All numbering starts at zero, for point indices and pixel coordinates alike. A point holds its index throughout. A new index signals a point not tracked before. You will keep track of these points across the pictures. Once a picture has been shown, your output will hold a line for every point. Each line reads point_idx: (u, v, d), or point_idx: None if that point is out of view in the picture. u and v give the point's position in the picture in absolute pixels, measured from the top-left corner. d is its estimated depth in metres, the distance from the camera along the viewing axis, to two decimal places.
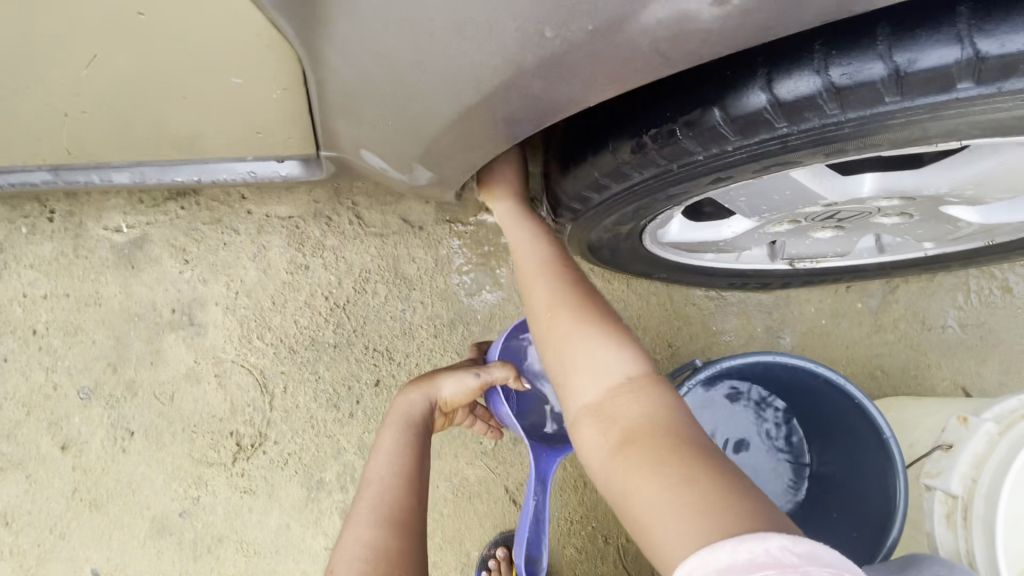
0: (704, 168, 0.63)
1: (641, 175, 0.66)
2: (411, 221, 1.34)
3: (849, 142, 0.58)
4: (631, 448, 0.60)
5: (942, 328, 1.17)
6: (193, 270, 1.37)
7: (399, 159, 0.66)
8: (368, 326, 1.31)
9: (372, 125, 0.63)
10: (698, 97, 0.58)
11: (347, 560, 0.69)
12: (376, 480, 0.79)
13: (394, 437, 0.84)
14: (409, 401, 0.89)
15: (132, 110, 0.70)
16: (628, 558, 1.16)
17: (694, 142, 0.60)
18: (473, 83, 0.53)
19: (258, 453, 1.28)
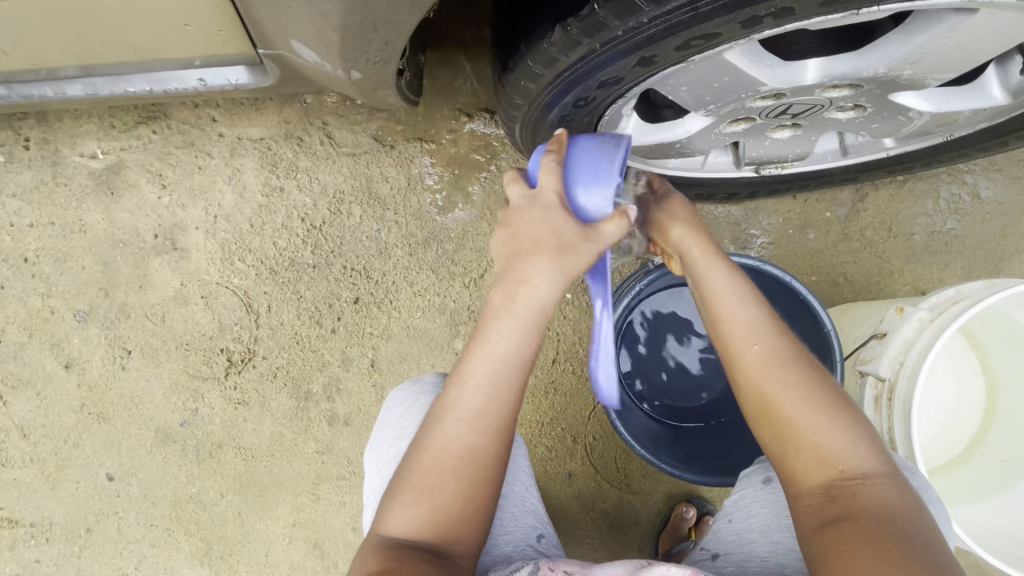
0: (625, 47, 0.60)
1: (569, 58, 0.62)
2: (383, 140, 1.34)
3: (753, 10, 0.55)
4: (845, 499, 0.63)
5: (908, 236, 1.17)
6: (171, 195, 1.39)
7: (326, 45, 0.66)
8: (345, 245, 1.34)
9: (288, 7, 0.62)
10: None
11: (440, 435, 0.66)
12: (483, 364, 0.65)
13: (500, 322, 0.65)
14: (534, 277, 0.65)
15: (58, 7, 0.69)
16: (594, 455, 1.25)
17: (610, 14, 0.57)
18: None
19: (248, 367, 1.36)
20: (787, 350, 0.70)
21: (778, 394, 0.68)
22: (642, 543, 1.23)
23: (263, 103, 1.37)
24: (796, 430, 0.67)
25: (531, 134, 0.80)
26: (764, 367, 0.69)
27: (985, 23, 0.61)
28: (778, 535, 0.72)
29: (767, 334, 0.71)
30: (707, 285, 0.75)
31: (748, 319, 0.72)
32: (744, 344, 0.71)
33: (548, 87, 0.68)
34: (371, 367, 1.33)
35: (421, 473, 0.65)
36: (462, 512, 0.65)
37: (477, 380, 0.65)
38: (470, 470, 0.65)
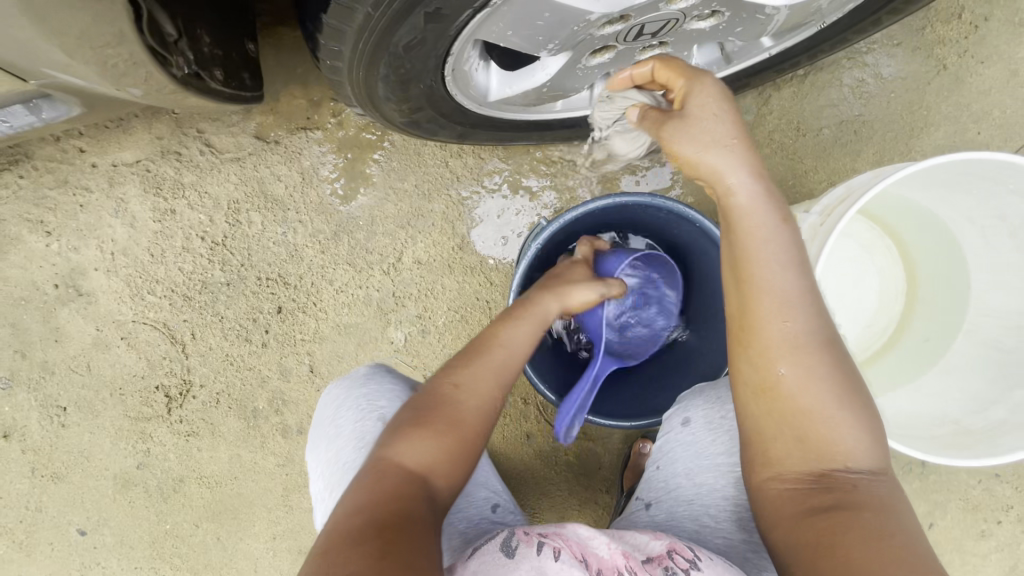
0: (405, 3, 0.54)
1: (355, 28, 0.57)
2: (265, 136, 1.25)
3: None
4: (845, 497, 0.60)
5: (817, 132, 1.13)
6: (59, 240, 1.30)
7: None
8: (254, 256, 1.27)
9: None
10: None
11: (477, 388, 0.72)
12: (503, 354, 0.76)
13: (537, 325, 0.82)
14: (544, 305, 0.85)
15: None
16: (548, 412, 1.25)
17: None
18: None
19: (189, 399, 1.33)
20: (821, 332, 0.64)
21: (797, 378, 0.63)
22: (609, 485, 1.26)
23: (128, 122, 1.26)
24: (818, 406, 0.63)
25: (375, 111, 0.74)
26: (787, 349, 0.64)
27: None
28: (701, 476, 0.73)
29: (802, 312, 0.65)
30: (742, 245, 0.66)
31: (781, 294, 0.64)
32: (778, 317, 0.64)
33: (351, 56, 0.62)
34: (311, 372, 1.29)
35: (443, 408, 0.69)
36: (454, 461, 0.67)
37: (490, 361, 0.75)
38: (475, 428, 0.70)
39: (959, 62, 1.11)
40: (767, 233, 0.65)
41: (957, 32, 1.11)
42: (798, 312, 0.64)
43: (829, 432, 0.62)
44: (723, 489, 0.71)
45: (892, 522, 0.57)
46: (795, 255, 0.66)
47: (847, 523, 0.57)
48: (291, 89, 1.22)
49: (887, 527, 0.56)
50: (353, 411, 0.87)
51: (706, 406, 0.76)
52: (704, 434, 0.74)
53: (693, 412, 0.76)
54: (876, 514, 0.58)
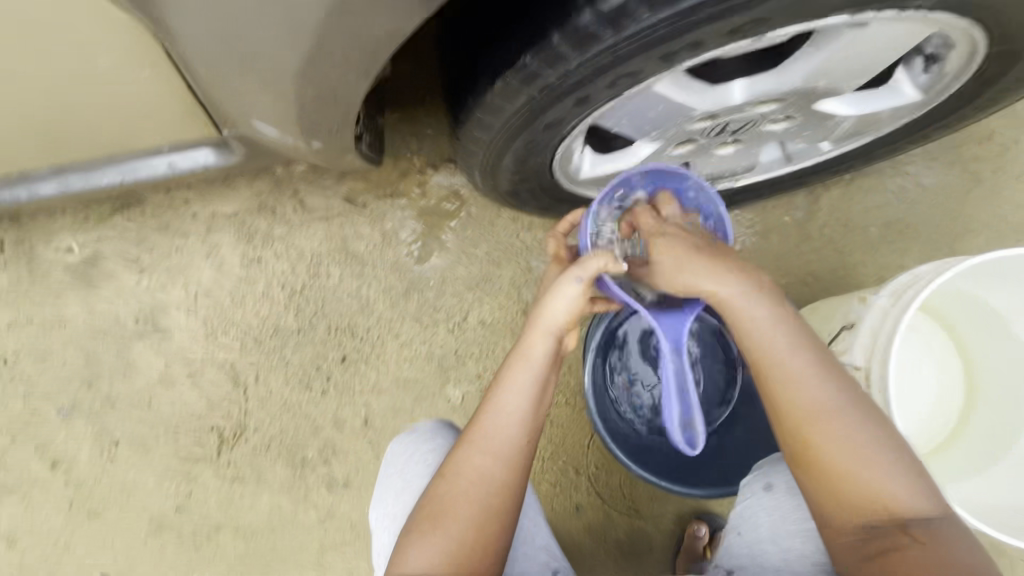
0: (559, 92, 0.65)
1: (513, 107, 0.68)
2: (354, 200, 1.38)
3: (673, 46, 0.61)
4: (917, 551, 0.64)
5: (865, 229, 1.23)
6: (149, 278, 1.40)
7: (279, 121, 0.75)
8: (328, 307, 1.35)
9: (241, 91, 0.71)
10: (530, 22, 0.61)
11: (477, 474, 0.69)
12: (503, 421, 0.72)
13: (532, 371, 0.72)
14: (540, 339, 0.74)
15: (37, 112, 0.78)
16: (599, 484, 1.24)
17: (541, 64, 0.62)
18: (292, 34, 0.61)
19: (241, 442, 1.34)
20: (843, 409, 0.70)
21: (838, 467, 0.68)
22: (660, 570, 1.21)
23: (233, 179, 1.41)
24: (871, 474, 0.67)
25: (491, 178, 0.84)
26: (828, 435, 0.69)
27: (877, 32, 0.66)
28: (789, 542, 0.74)
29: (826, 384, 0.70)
30: (785, 390, 0.70)
31: (790, 373, 0.71)
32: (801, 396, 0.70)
33: (498, 131, 0.72)
34: (365, 424, 1.32)
35: (441, 503, 0.69)
36: (471, 553, 0.67)
37: (489, 429, 0.71)
38: (489, 508, 0.68)
39: (994, 177, 1.22)
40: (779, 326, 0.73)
41: (989, 151, 1.23)
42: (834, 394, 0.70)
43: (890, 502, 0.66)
44: (813, 555, 0.73)
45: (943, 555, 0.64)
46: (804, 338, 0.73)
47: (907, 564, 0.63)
48: (384, 161, 1.37)
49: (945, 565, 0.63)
50: (426, 461, 0.81)
51: (790, 472, 0.78)
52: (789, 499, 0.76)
53: (776, 479, 0.79)
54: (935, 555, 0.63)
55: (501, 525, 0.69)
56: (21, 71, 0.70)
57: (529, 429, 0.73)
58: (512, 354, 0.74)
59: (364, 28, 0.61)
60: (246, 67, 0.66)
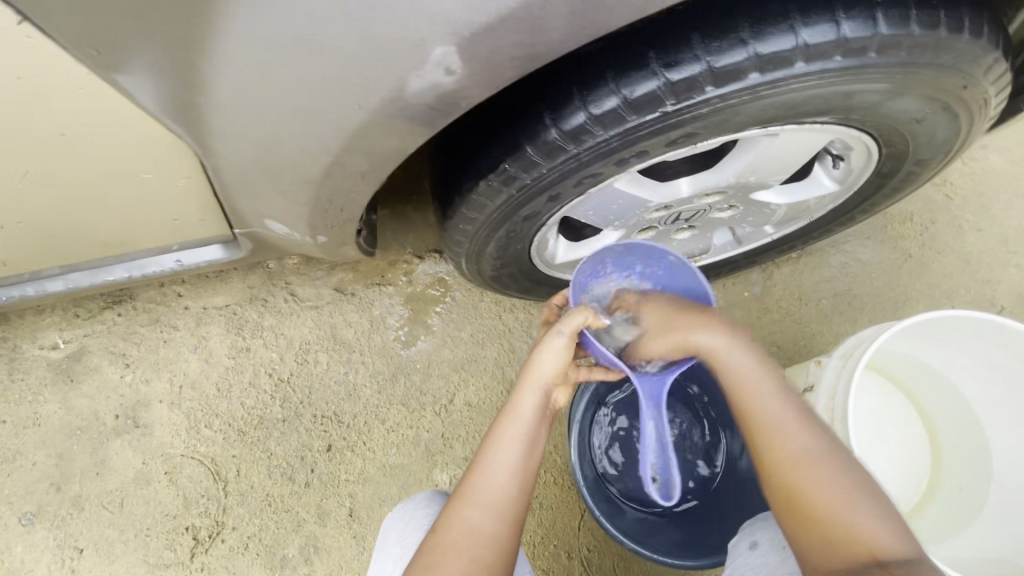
0: (534, 192, 0.77)
1: (495, 205, 0.79)
2: (343, 289, 1.45)
3: (626, 153, 0.74)
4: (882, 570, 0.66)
5: (817, 301, 1.34)
6: (134, 372, 1.41)
7: (292, 218, 0.85)
8: (314, 394, 1.37)
9: (261, 195, 0.81)
10: (507, 136, 0.74)
11: (466, 531, 0.70)
12: (493, 476, 0.73)
13: (523, 424, 0.76)
14: (529, 394, 0.78)
15: (62, 217, 0.85)
16: (592, 568, 1.21)
17: (518, 169, 0.74)
18: (315, 148, 0.72)
19: (217, 543, 1.28)
20: (820, 447, 0.74)
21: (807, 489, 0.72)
22: None
23: (226, 273, 1.48)
24: (839, 500, 0.71)
25: (475, 264, 0.93)
26: (802, 459, 0.73)
27: (791, 139, 0.81)
28: None
29: (808, 428, 0.75)
30: (754, 414, 0.76)
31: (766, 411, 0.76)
32: (768, 440, 0.75)
33: (482, 224, 0.82)
34: (350, 516, 1.28)
35: (429, 553, 0.70)
36: None
37: (477, 483, 0.73)
38: (479, 561, 0.69)
39: (921, 252, 1.38)
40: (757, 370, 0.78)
41: (913, 229, 1.39)
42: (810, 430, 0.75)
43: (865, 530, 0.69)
44: None
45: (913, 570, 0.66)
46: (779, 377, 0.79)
47: None
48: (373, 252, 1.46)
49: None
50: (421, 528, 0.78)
51: (773, 527, 0.79)
52: (772, 554, 0.76)
53: (760, 535, 0.79)
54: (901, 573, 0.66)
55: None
56: (63, 183, 0.79)
57: (519, 482, 0.74)
58: (503, 410, 0.77)
59: (380, 141, 0.72)
60: (274, 179, 0.77)
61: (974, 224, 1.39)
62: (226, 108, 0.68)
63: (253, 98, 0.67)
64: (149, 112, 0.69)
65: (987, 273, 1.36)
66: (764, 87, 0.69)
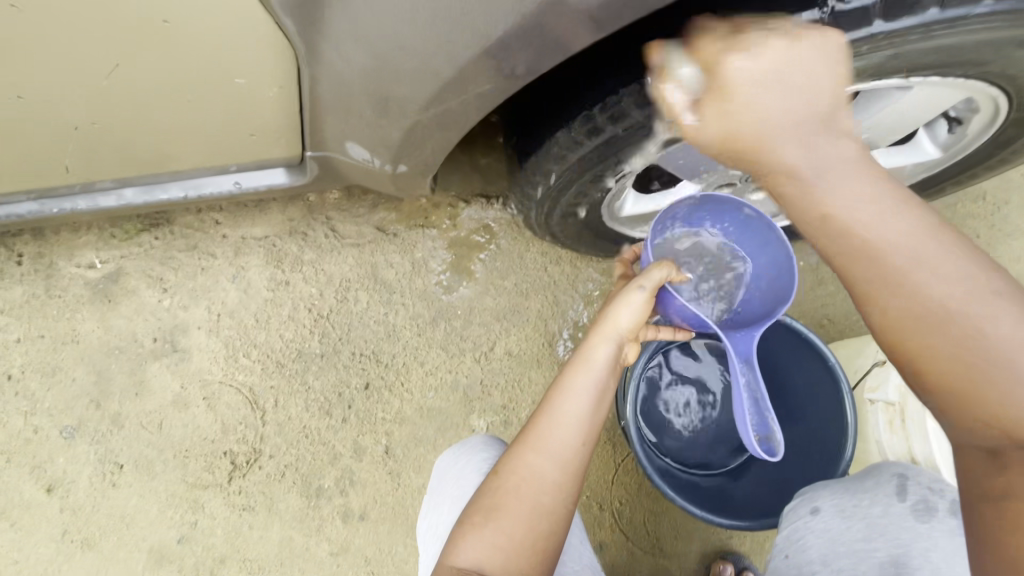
0: (649, 129, 0.77)
1: (598, 140, 0.78)
2: (385, 228, 1.41)
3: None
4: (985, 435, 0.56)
5: None
6: (172, 297, 1.39)
7: (385, 138, 0.83)
8: (353, 332, 1.36)
9: (359, 111, 0.78)
10: (627, 68, 0.72)
11: (531, 475, 0.69)
12: (561, 425, 0.71)
13: (594, 375, 0.73)
14: (602, 346, 0.75)
15: (134, 122, 0.81)
16: (623, 520, 1.23)
17: (631, 106, 0.73)
18: (444, 59, 0.68)
19: (254, 469, 1.30)
20: (961, 304, 0.55)
21: (910, 347, 0.57)
22: None
23: (266, 203, 1.44)
24: (956, 353, 0.55)
25: (548, 207, 0.92)
26: (924, 329, 0.56)
27: (912, 94, 0.80)
28: (840, 562, 0.70)
29: (944, 292, 0.55)
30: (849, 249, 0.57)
31: (872, 250, 0.57)
32: (870, 272, 0.57)
33: (573, 164, 0.82)
34: (385, 453, 1.30)
35: (492, 494, 0.69)
36: (524, 548, 0.66)
37: (543, 429, 0.71)
38: (541, 506, 0.68)
39: (990, 233, 1.32)
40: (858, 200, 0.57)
41: (986, 209, 1.33)
42: (945, 281, 0.56)
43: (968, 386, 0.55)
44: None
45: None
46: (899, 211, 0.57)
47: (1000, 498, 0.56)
48: None
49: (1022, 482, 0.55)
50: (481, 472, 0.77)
51: (835, 496, 0.76)
52: (838, 521, 0.73)
53: (822, 502, 0.76)
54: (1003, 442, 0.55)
55: (555, 524, 0.68)
56: (144, 81, 0.74)
57: (586, 433, 0.72)
58: (574, 358, 0.75)
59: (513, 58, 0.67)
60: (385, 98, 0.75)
61: None
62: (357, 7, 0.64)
63: None
64: (267, 4, 0.64)
65: None
66: (940, 23, 0.67)
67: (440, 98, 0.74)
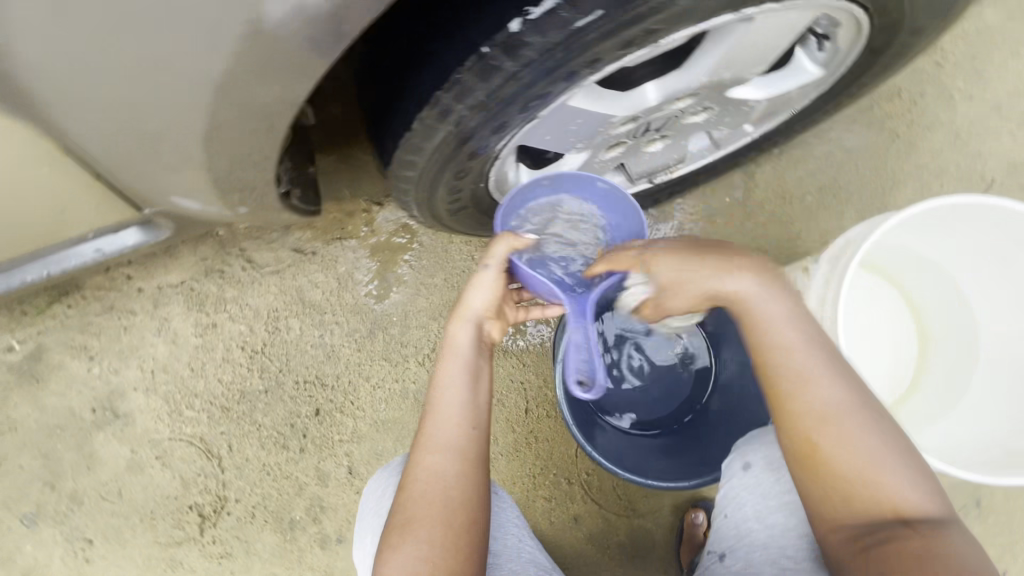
0: (475, 125, 0.70)
1: (431, 143, 0.72)
2: (302, 249, 1.36)
3: (576, 64, 0.65)
4: (865, 494, 0.67)
5: (802, 197, 1.27)
6: (101, 364, 1.34)
7: (212, 179, 0.76)
8: (292, 360, 1.32)
9: (151, 166, 0.72)
10: (433, 62, 0.66)
11: (434, 477, 0.68)
12: (444, 419, 0.71)
13: (462, 360, 0.74)
14: (462, 328, 0.77)
15: None
16: (594, 490, 1.24)
17: (450, 100, 0.67)
18: (192, 91, 0.63)
19: (223, 516, 1.29)
20: (843, 399, 0.71)
21: (805, 423, 0.71)
22: (668, 565, 1.22)
23: (174, 247, 1.37)
24: (849, 444, 0.69)
25: (427, 210, 0.88)
26: (815, 420, 0.71)
27: (768, 22, 0.71)
28: (772, 517, 0.75)
29: (827, 380, 0.72)
30: (769, 340, 0.74)
31: (784, 343, 0.74)
32: (780, 378, 0.73)
33: (421, 171, 0.77)
34: (350, 474, 1.29)
35: (403, 512, 0.67)
36: (449, 554, 0.64)
37: (434, 428, 0.71)
38: (451, 504, 0.67)
39: (910, 131, 1.29)
40: (761, 304, 0.76)
41: (902, 106, 1.29)
42: (834, 382, 0.72)
43: (852, 443, 0.69)
44: (797, 527, 0.74)
45: (913, 484, 0.68)
46: (801, 337, 0.75)
47: (904, 557, 0.62)
48: (327, 204, 1.34)
49: (881, 486, 0.67)
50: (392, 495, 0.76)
51: (762, 447, 0.80)
52: (768, 473, 0.77)
53: (752, 457, 0.80)
54: (891, 480, 0.67)
55: (470, 512, 0.67)
56: None
57: (474, 418, 0.72)
58: (441, 348, 0.76)
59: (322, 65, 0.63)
60: (169, 142, 0.68)
61: (964, 92, 1.30)
62: (70, 63, 0.59)
63: (100, 43, 0.58)
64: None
65: (978, 145, 1.28)
66: None
67: (227, 121, 0.67)
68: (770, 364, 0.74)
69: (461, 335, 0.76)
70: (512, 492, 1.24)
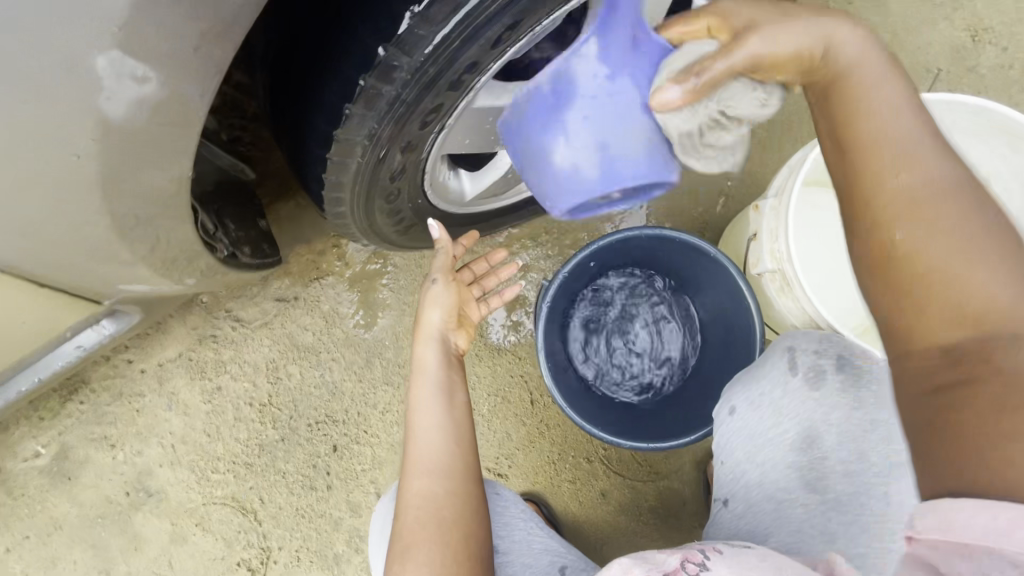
0: (381, 149, 0.74)
1: (346, 175, 0.76)
2: (284, 296, 1.38)
3: (453, 74, 0.68)
4: (962, 297, 0.53)
5: (754, 132, 1.27)
6: (124, 449, 1.39)
7: (153, 259, 0.77)
8: (300, 405, 1.36)
9: (84, 267, 0.73)
10: (328, 103, 0.71)
11: (422, 491, 0.79)
12: (424, 436, 0.83)
13: (430, 377, 0.87)
14: (426, 351, 0.90)
15: None
16: (614, 463, 1.26)
17: (348, 134, 0.71)
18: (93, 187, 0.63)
19: (271, 565, 1.33)
20: (944, 178, 0.58)
21: (887, 203, 0.59)
22: (701, 518, 1.24)
23: (164, 323, 1.39)
24: (945, 223, 0.56)
25: (376, 234, 0.93)
26: (900, 204, 0.58)
27: None
28: (760, 455, 0.79)
29: (933, 157, 0.58)
30: (839, 108, 0.62)
31: (877, 123, 0.60)
32: (869, 128, 0.61)
33: (351, 201, 0.82)
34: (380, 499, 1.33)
35: (405, 526, 0.77)
36: (448, 555, 0.74)
37: (417, 446, 0.83)
38: (443, 512, 0.78)
39: None
40: (871, 81, 0.62)
41: None
42: (933, 160, 0.58)
43: (940, 236, 0.56)
44: (788, 459, 0.77)
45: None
46: (914, 103, 0.61)
47: (968, 394, 0.50)
48: (297, 248, 1.37)
49: (992, 299, 0.52)
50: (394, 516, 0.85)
51: (745, 390, 0.81)
52: (749, 413, 0.79)
53: (737, 400, 0.81)
54: (995, 280, 0.53)
55: (462, 516, 0.78)
56: None
57: (452, 429, 0.84)
58: (411, 374, 0.88)
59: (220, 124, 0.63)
60: (102, 247, 0.71)
61: None
62: None
63: None
64: None
65: (917, 39, 1.27)
66: None
67: (143, 213, 0.69)
68: (831, 142, 0.64)
69: (426, 355, 0.89)
70: (536, 483, 1.26)
